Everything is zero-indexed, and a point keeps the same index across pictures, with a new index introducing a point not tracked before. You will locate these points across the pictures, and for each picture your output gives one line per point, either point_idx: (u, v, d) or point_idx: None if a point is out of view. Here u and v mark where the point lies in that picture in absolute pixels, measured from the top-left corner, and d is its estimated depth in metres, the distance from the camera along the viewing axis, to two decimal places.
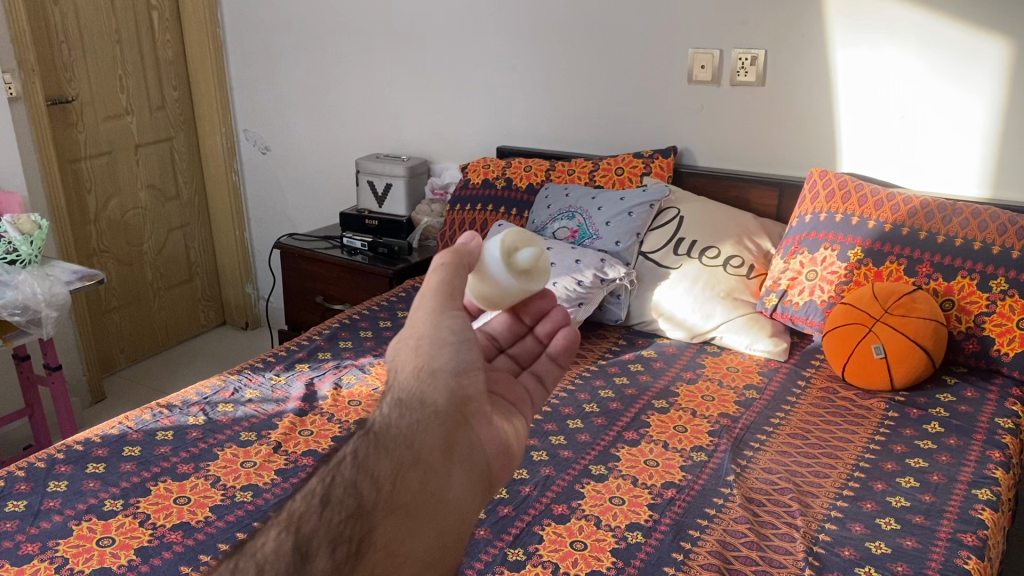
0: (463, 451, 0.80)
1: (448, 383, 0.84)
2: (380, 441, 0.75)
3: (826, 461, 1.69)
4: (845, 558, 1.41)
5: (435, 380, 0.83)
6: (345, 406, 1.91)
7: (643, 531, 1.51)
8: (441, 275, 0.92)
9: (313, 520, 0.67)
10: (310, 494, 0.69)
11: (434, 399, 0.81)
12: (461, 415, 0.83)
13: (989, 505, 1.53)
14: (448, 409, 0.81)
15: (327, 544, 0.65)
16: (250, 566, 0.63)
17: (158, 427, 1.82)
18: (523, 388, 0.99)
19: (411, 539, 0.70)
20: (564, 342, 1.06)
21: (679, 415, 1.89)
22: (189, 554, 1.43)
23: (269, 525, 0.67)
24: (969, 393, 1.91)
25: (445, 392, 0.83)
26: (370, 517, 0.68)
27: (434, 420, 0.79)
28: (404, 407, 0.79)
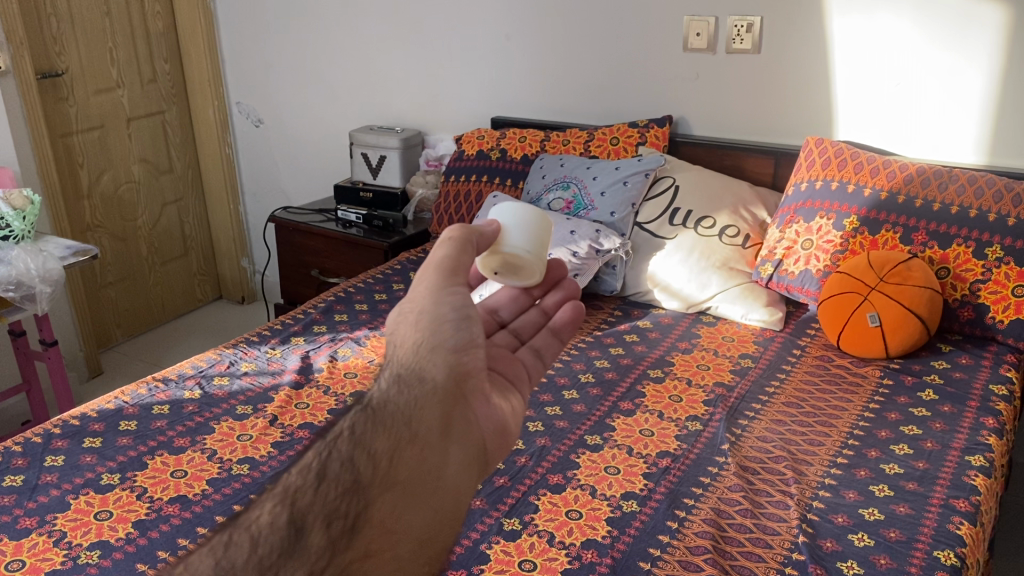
0: (458, 430, 0.78)
1: (448, 359, 0.83)
2: (377, 416, 0.72)
3: (820, 429, 1.70)
4: (838, 524, 1.42)
5: (434, 355, 0.83)
6: (341, 378, 1.91)
7: (638, 500, 1.52)
8: (448, 251, 0.92)
9: (308, 495, 0.63)
10: (306, 468, 0.66)
11: (433, 375, 0.80)
12: (460, 392, 0.82)
13: (983, 471, 1.53)
14: (446, 386, 0.80)
15: (322, 519, 0.62)
16: (245, 541, 0.59)
17: (154, 401, 1.82)
18: (520, 362, 1.00)
19: (408, 517, 0.67)
20: (568, 316, 1.09)
21: (674, 384, 1.89)
22: (186, 526, 1.44)
23: (263, 496, 0.63)
24: (964, 360, 1.91)
25: (445, 369, 0.82)
26: (366, 493, 0.66)
27: (432, 397, 0.77)
28: (404, 383, 0.78)
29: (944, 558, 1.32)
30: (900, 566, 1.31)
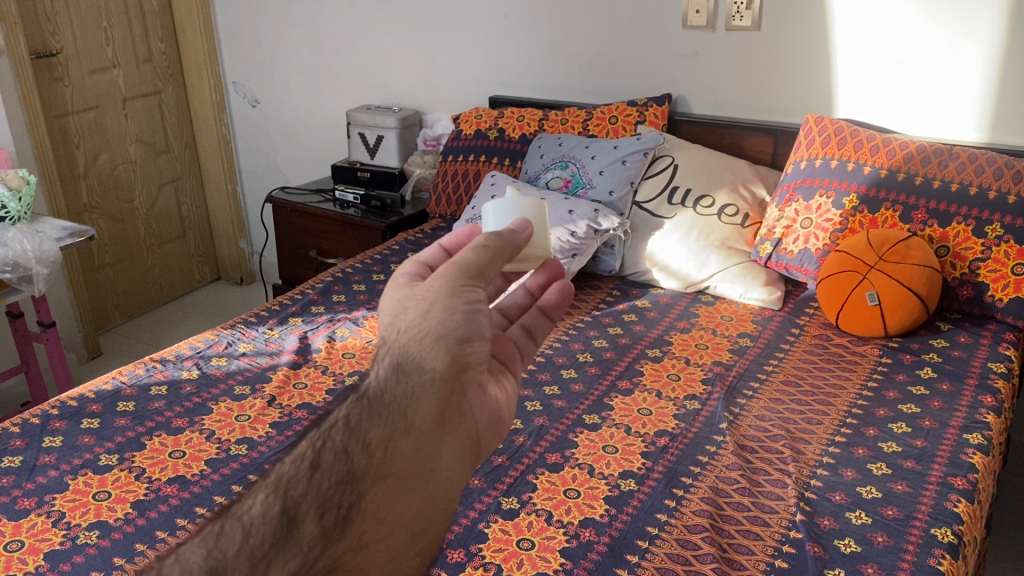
0: (455, 421, 0.72)
1: (449, 350, 0.78)
2: (373, 406, 0.66)
3: (819, 407, 1.69)
4: (836, 503, 1.42)
5: (433, 344, 0.77)
6: (340, 359, 1.91)
7: (635, 479, 1.52)
8: (478, 256, 0.87)
9: (302, 484, 0.58)
10: (301, 457, 0.60)
11: (434, 364, 0.75)
12: (458, 382, 0.77)
13: (981, 450, 1.53)
14: (445, 375, 0.74)
15: (315, 509, 0.57)
16: (237, 531, 0.54)
17: (152, 381, 1.82)
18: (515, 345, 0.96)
19: (402, 507, 0.60)
20: (558, 294, 1.06)
21: (672, 363, 1.89)
22: (185, 506, 1.44)
23: (255, 486, 0.57)
24: (963, 338, 1.90)
25: (445, 359, 0.76)
26: (358, 483, 0.60)
27: (430, 386, 0.72)
28: (402, 372, 0.72)
29: (941, 535, 1.33)
30: (897, 543, 1.32)
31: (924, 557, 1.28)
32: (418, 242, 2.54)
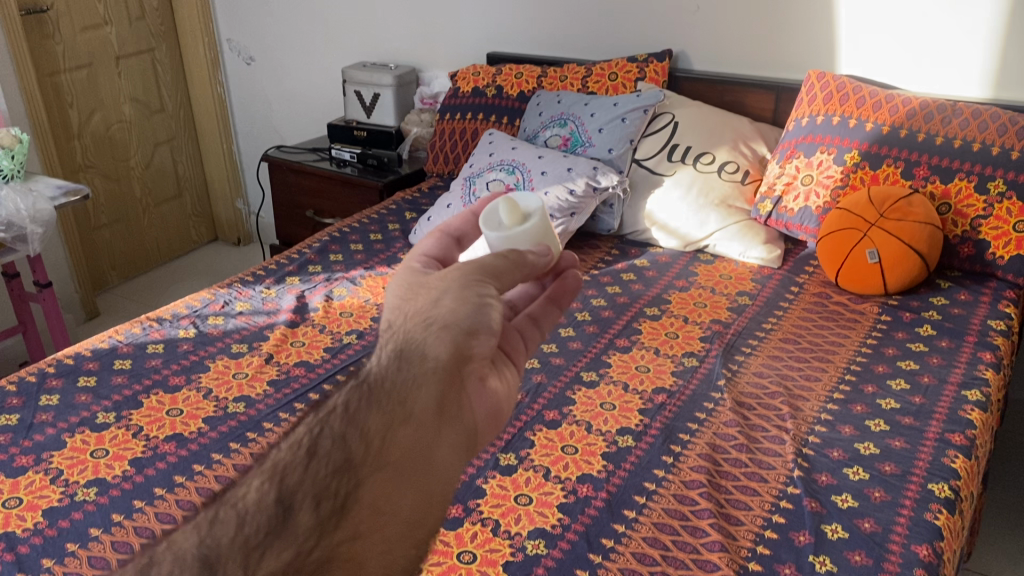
0: (453, 412, 0.77)
1: (454, 339, 0.81)
2: (371, 397, 0.74)
3: (817, 365, 1.69)
4: (834, 459, 1.42)
5: (438, 332, 0.81)
6: (337, 318, 1.90)
7: (633, 435, 1.52)
8: (497, 261, 0.90)
9: (297, 473, 0.66)
10: (297, 443, 0.69)
11: (436, 354, 0.79)
12: (459, 374, 0.80)
13: (979, 406, 1.53)
14: (448, 365, 0.79)
15: (310, 499, 0.64)
16: (231, 518, 0.61)
17: (148, 340, 1.81)
18: (519, 333, 0.97)
19: (396, 497, 0.66)
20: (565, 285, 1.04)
21: (671, 322, 1.88)
22: (183, 464, 1.45)
23: (251, 473, 0.67)
24: (963, 296, 1.89)
25: (449, 348, 0.80)
26: (356, 474, 0.67)
27: (431, 376, 0.77)
28: (402, 362, 0.78)
29: (938, 491, 1.33)
30: (894, 499, 1.32)
31: (921, 512, 1.29)
32: (415, 201, 2.52)
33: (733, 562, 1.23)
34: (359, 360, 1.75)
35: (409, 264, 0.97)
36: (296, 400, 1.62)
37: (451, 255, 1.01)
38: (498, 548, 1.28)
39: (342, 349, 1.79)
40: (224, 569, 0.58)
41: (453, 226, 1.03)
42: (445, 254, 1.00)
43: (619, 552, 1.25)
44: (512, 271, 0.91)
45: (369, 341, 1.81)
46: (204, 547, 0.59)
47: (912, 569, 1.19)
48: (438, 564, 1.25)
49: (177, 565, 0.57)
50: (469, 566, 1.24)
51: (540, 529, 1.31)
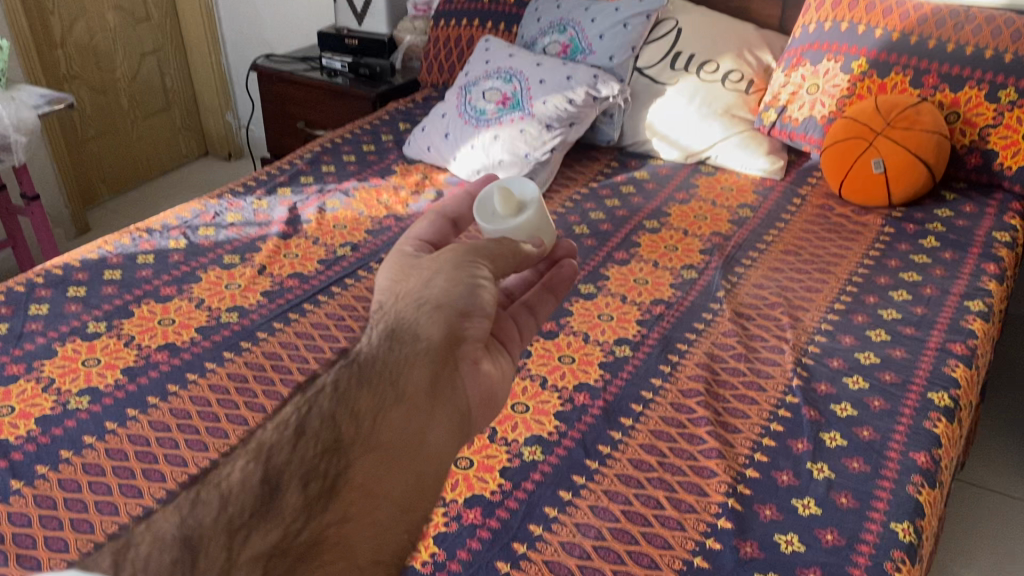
0: (446, 393, 0.79)
1: (449, 319, 0.85)
2: (362, 377, 0.74)
3: (819, 276, 1.67)
4: (833, 368, 1.41)
5: (433, 315, 0.84)
6: (330, 230, 1.87)
7: (630, 346, 1.51)
8: (491, 246, 0.95)
9: (285, 451, 0.64)
10: (283, 423, 0.66)
11: (428, 336, 0.82)
12: (451, 358, 0.83)
13: (981, 316, 1.51)
14: (439, 348, 0.82)
15: (299, 479, 0.62)
16: (213, 499, 0.57)
17: (138, 251, 1.78)
18: (514, 320, 0.99)
19: (386, 480, 0.67)
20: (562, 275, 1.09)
21: (670, 234, 1.85)
22: (176, 373, 1.43)
23: (234, 453, 0.62)
24: (967, 208, 1.86)
25: (443, 328, 0.84)
26: (345, 455, 0.66)
27: (423, 359, 0.79)
28: (395, 345, 0.80)
29: (937, 400, 1.32)
30: (893, 407, 1.31)
31: (920, 421, 1.28)
32: (409, 112, 2.46)
33: (731, 468, 1.22)
34: (353, 272, 1.72)
35: (403, 248, 1.01)
36: (289, 311, 1.60)
37: (446, 237, 1.07)
38: (495, 455, 1.27)
39: (337, 261, 1.76)
40: (207, 551, 0.54)
41: (450, 208, 1.09)
42: (440, 237, 1.06)
43: (616, 460, 1.25)
44: (503, 259, 0.95)
45: (363, 253, 1.79)
46: (186, 528, 0.55)
47: (909, 475, 1.18)
48: None
49: (156, 547, 0.53)
50: (466, 472, 1.24)
51: (537, 437, 1.31)
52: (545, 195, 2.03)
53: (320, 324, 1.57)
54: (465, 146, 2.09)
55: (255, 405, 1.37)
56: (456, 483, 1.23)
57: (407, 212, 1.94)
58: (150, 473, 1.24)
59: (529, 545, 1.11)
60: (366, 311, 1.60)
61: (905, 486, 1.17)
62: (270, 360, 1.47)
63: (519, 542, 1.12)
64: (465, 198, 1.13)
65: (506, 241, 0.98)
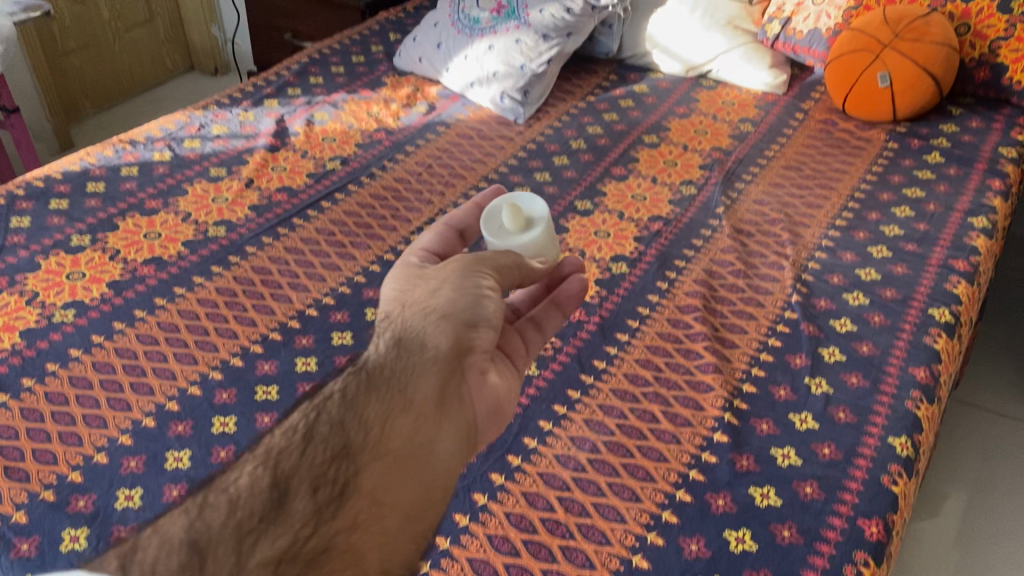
0: (454, 403, 0.82)
1: (455, 331, 0.85)
2: (372, 383, 0.78)
3: (820, 192, 1.63)
4: (834, 285, 1.38)
5: (440, 321, 0.85)
6: (319, 143, 1.81)
7: (627, 263, 1.48)
8: (500, 259, 0.94)
9: (294, 456, 0.68)
10: (292, 430, 0.71)
11: (436, 343, 0.84)
12: (460, 366, 0.84)
13: (984, 233, 1.48)
14: (448, 355, 0.83)
15: (308, 484, 0.66)
16: (222, 504, 0.61)
17: (122, 163, 1.72)
18: (518, 334, 0.98)
19: (394, 487, 0.70)
20: (574, 288, 1.04)
21: (670, 150, 1.80)
22: (163, 287, 1.40)
23: (245, 459, 0.67)
24: (974, 124, 1.81)
25: (450, 339, 0.84)
26: (354, 460, 0.70)
27: (432, 367, 0.82)
28: (404, 351, 0.82)
29: (938, 316, 1.30)
30: (893, 323, 1.29)
31: (920, 337, 1.26)
32: (399, 23, 2.37)
33: (728, 383, 1.21)
34: (343, 187, 1.67)
35: (407, 259, 0.97)
36: (279, 225, 1.56)
37: (452, 249, 1.03)
38: None
39: (326, 175, 1.71)
40: (214, 554, 0.58)
41: (456, 219, 1.05)
42: (447, 249, 1.02)
43: (612, 374, 1.23)
44: (508, 271, 0.94)
45: (353, 167, 1.74)
46: (193, 532, 0.59)
47: (908, 391, 1.17)
48: None
49: (164, 550, 0.57)
50: None
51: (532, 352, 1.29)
52: (541, 110, 1.97)
53: (310, 239, 1.53)
54: (458, 57, 2.02)
55: (245, 319, 1.35)
56: None
57: (398, 126, 1.88)
58: (138, 387, 1.22)
59: (524, 458, 1.10)
60: (356, 226, 1.57)
61: (903, 401, 1.15)
62: (260, 275, 1.44)
63: (514, 455, 1.11)
64: (471, 211, 1.08)
65: (511, 253, 0.96)
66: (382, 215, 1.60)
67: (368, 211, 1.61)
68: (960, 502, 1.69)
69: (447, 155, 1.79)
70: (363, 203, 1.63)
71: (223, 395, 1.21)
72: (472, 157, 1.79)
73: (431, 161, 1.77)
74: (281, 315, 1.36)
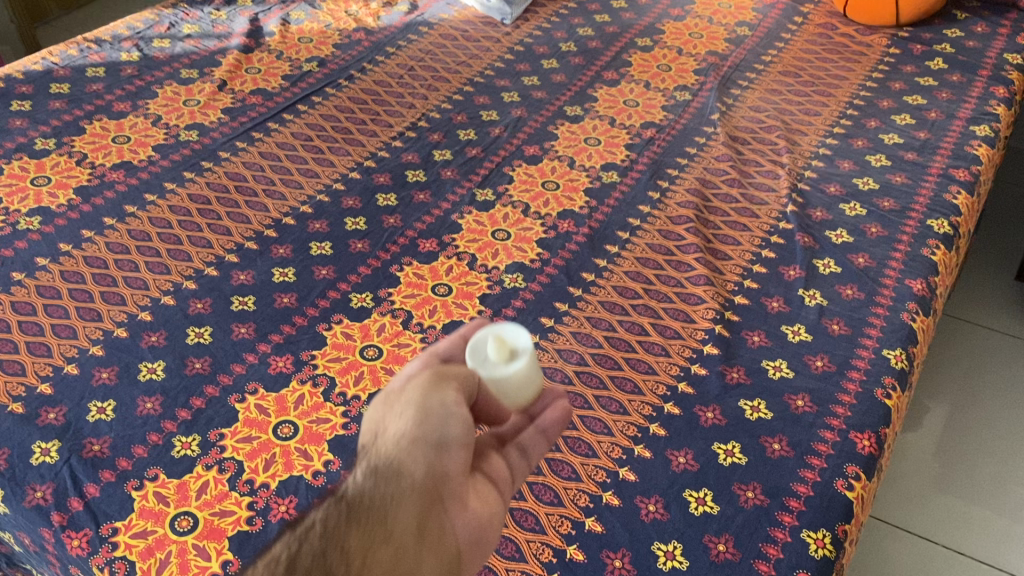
0: (441, 540, 0.59)
1: (432, 455, 0.61)
2: (347, 514, 0.56)
3: (819, 99, 1.57)
4: (830, 195, 1.34)
5: (417, 437, 0.62)
6: (295, 44, 1.72)
7: (618, 172, 1.42)
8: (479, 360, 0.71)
9: None
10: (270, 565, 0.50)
11: (414, 466, 0.60)
12: (444, 492, 0.61)
13: (986, 142, 1.43)
14: (431, 480, 0.60)
15: None
16: None
17: (87, 63, 1.63)
18: (503, 460, 0.72)
19: None
20: (557, 415, 0.78)
21: (663, 54, 1.72)
22: (133, 194, 1.34)
23: None
24: (980, 29, 1.74)
25: (424, 469, 0.60)
26: None
27: (412, 496, 0.59)
28: (376, 477, 0.59)
29: (937, 226, 1.26)
30: (891, 235, 1.25)
31: (918, 248, 1.22)
32: None
33: (720, 295, 1.17)
34: (320, 90, 1.60)
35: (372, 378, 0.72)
36: (253, 130, 1.49)
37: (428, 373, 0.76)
38: (475, 282, 1.22)
39: (303, 77, 1.63)
40: None
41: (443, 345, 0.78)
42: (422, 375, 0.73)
43: (601, 287, 1.20)
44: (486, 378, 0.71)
45: (331, 69, 1.66)
46: None
47: (904, 303, 1.14)
48: (412, 298, 1.19)
49: None
50: (444, 299, 1.19)
51: (519, 264, 1.25)
52: (529, 11, 1.88)
53: (286, 144, 1.46)
54: None
55: (219, 228, 1.29)
56: (434, 310, 1.18)
57: (378, 26, 1.79)
58: (109, 296, 1.17)
59: None
60: (335, 131, 1.50)
61: (899, 313, 1.13)
62: (234, 182, 1.38)
63: None
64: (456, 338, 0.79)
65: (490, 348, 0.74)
66: (362, 120, 1.53)
67: (348, 115, 1.54)
68: (942, 415, 1.69)
69: (430, 58, 1.70)
70: (341, 107, 1.56)
71: (198, 305, 1.17)
72: (457, 59, 1.70)
73: (413, 63, 1.69)
74: (258, 224, 1.31)
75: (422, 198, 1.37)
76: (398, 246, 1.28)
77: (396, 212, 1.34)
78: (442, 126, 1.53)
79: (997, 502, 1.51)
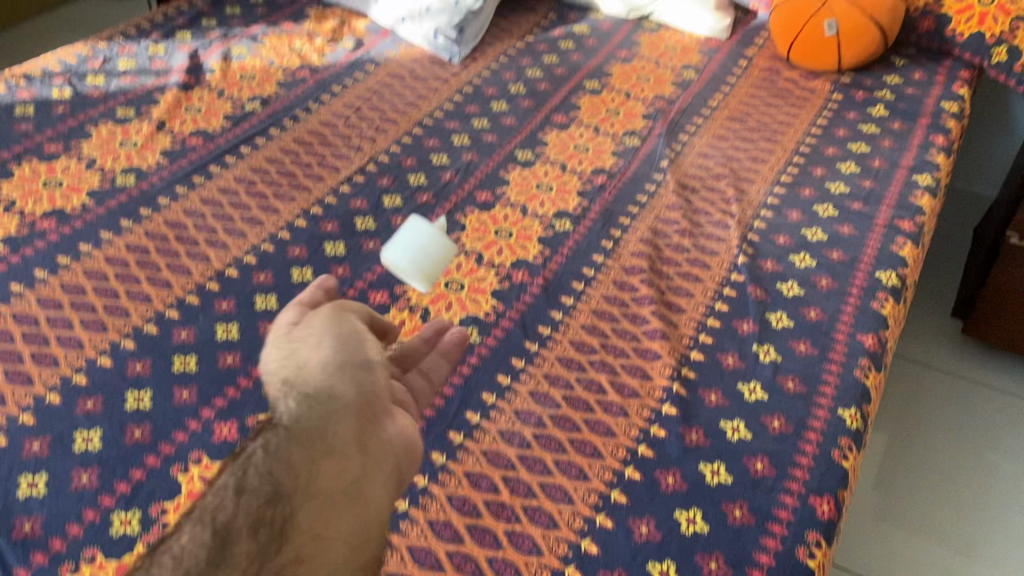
0: (376, 445, 0.74)
1: (355, 377, 0.76)
2: (291, 431, 0.68)
3: (766, 146, 1.58)
4: (780, 246, 1.35)
5: (339, 370, 0.75)
6: (237, 82, 1.68)
7: (570, 219, 1.41)
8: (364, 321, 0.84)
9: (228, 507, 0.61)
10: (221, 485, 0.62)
11: (344, 392, 0.74)
12: (370, 410, 0.75)
13: (929, 191, 1.46)
14: (358, 403, 0.74)
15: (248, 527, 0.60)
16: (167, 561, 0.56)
17: (15, 101, 1.55)
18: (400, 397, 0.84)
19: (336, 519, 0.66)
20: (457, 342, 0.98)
21: (612, 97, 1.73)
22: (66, 244, 1.28)
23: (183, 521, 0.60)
24: (917, 76, 1.78)
25: (354, 386, 0.75)
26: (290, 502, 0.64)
27: (345, 412, 0.72)
28: (312, 402, 0.71)
29: (885, 279, 1.28)
30: (841, 287, 1.27)
31: (868, 302, 1.24)
32: None
33: (676, 351, 1.16)
34: (264, 132, 1.55)
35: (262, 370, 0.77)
36: (194, 173, 1.44)
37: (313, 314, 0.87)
38: None
39: (246, 117, 1.58)
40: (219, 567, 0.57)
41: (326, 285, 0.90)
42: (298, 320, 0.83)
43: (557, 342, 1.18)
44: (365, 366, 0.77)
45: (275, 109, 1.61)
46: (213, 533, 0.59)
47: (857, 359, 1.15)
48: None
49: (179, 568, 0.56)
50: None
51: (472, 317, 1.22)
52: (477, 49, 1.86)
53: (229, 189, 1.41)
54: None
55: (159, 280, 1.24)
56: None
57: (323, 64, 1.75)
58: (41, 357, 1.11)
59: (466, 435, 1.05)
60: (280, 175, 1.46)
61: (852, 370, 1.14)
62: (174, 230, 1.33)
63: (455, 431, 1.05)
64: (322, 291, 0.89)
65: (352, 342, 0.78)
66: (308, 163, 1.49)
67: (293, 158, 1.50)
68: (883, 442, 1.78)
69: (377, 98, 1.67)
70: (286, 150, 1.51)
71: (137, 367, 1.11)
72: (405, 100, 1.68)
73: (360, 103, 1.65)
74: (199, 275, 1.25)
75: (372, 246, 1.34)
76: (348, 299, 1.24)
77: (345, 261, 1.30)
78: (391, 170, 1.50)
79: (933, 531, 1.60)
